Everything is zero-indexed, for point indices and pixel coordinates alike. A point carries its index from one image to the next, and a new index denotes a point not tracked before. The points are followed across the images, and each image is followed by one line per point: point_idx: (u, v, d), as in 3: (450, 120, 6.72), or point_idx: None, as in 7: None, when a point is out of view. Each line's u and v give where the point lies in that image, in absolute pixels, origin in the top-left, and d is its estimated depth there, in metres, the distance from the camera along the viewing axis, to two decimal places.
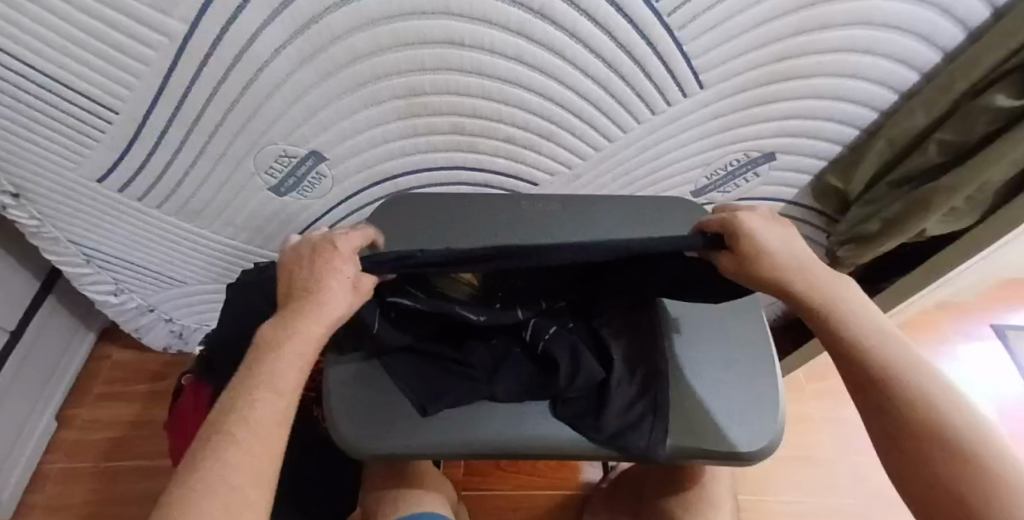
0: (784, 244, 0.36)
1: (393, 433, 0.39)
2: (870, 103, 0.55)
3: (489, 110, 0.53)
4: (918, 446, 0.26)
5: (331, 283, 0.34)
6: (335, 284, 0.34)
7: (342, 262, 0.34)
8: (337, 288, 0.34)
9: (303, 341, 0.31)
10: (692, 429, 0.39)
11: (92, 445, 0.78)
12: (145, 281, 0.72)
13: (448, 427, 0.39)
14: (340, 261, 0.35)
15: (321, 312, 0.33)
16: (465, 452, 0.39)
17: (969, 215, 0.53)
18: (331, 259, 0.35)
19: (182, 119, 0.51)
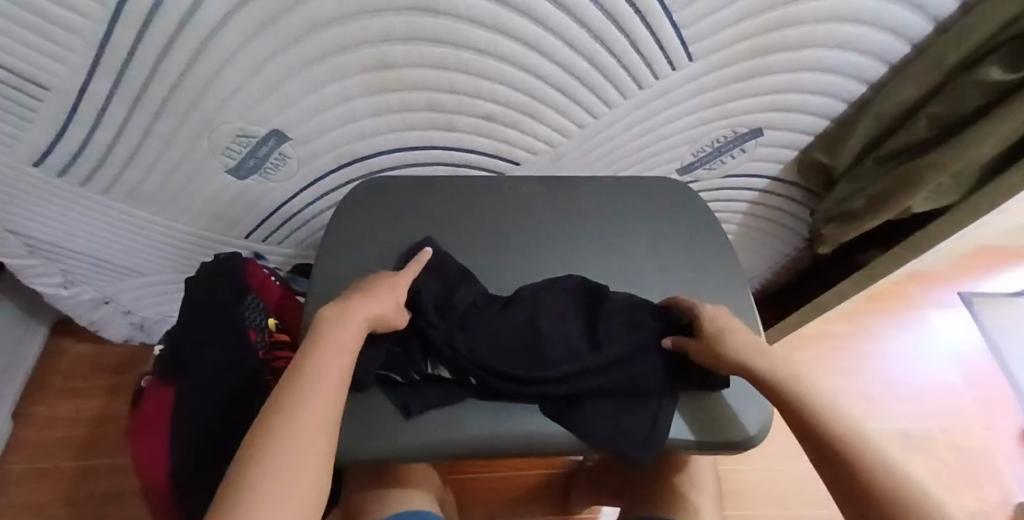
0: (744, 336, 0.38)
1: (377, 435, 0.37)
2: (859, 75, 0.54)
3: (467, 85, 0.50)
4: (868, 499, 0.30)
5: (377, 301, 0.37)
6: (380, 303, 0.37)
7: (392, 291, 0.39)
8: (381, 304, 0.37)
9: (348, 342, 0.33)
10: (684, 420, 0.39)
11: (51, 445, 0.73)
12: (99, 272, 0.67)
13: (436, 427, 0.37)
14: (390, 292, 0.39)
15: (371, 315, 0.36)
16: (449, 455, 0.37)
17: (955, 190, 0.52)
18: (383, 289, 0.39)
19: (124, 94, 0.46)
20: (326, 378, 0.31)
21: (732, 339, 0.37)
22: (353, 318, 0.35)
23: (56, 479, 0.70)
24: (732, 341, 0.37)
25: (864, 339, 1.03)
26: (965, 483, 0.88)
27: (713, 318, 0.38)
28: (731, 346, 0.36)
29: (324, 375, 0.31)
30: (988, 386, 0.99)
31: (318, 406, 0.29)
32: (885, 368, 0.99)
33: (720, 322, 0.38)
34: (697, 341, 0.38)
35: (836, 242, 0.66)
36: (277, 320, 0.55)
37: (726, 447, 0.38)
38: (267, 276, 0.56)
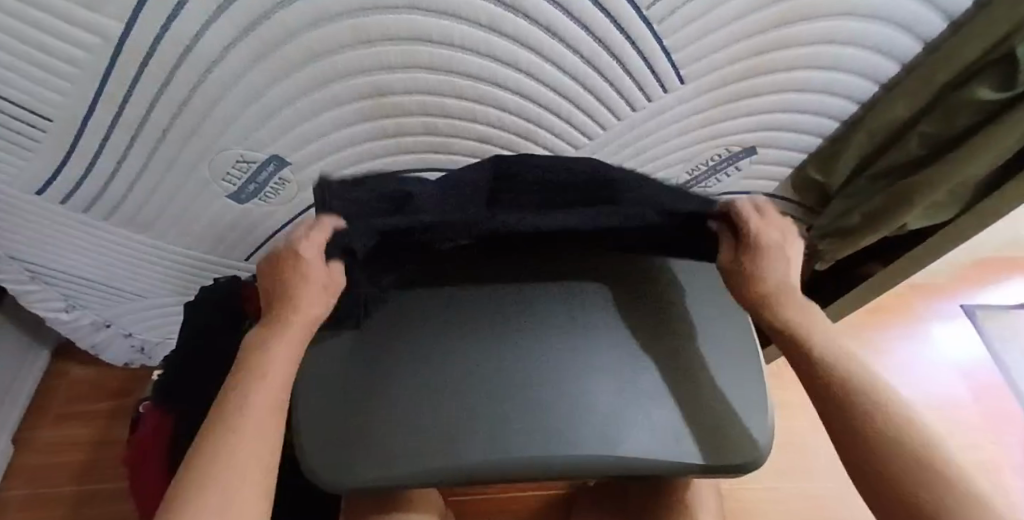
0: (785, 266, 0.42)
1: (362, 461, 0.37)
2: (850, 94, 0.54)
3: (463, 110, 0.51)
4: (878, 459, 0.32)
5: (302, 290, 0.37)
6: (306, 290, 0.37)
7: (308, 267, 0.38)
8: (309, 293, 0.37)
9: (288, 345, 0.35)
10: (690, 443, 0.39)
11: (51, 469, 0.73)
12: (99, 296, 0.67)
13: (427, 442, 0.37)
14: (305, 267, 0.38)
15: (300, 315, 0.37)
16: (444, 479, 0.37)
17: (951, 207, 0.52)
18: (297, 270, 0.38)
19: (125, 123, 0.46)
20: (262, 391, 0.33)
21: (767, 269, 0.42)
22: (294, 318, 0.36)
23: (55, 504, 0.70)
24: (767, 264, 0.42)
25: (866, 352, 1.02)
26: None
27: (763, 232, 0.42)
28: (766, 276, 0.42)
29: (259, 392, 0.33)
30: (995, 400, 0.98)
31: (257, 419, 0.32)
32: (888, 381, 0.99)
33: (766, 240, 0.42)
34: (733, 253, 0.44)
35: (833, 259, 0.65)
36: None
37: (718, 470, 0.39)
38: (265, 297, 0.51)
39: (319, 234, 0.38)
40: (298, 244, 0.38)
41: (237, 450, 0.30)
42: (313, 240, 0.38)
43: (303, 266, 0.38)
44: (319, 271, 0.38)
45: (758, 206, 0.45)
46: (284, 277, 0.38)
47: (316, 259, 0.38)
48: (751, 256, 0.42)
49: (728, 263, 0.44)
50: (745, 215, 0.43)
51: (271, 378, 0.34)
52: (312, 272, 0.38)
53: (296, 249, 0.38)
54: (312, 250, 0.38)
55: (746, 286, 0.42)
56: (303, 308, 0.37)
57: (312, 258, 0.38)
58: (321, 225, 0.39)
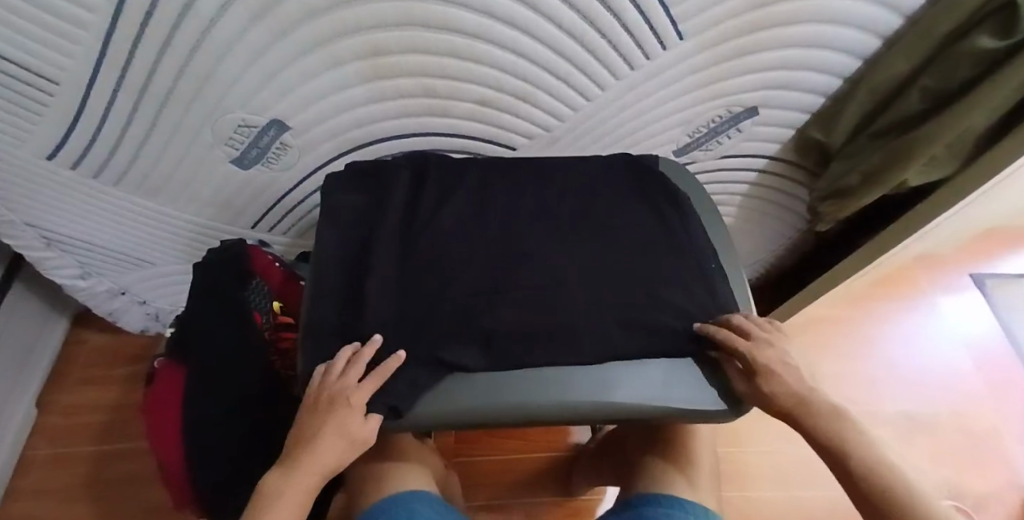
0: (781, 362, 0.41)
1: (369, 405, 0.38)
2: (852, 49, 0.54)
3: (460, 70, 0.51)
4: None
5: (333, 433, 0.37)
6: (337, 435, 0.37)
7: (344, 417, 0.37)
8: (338, 439, 0.37)
9: (302, 490, 0.36)
10: (679, 390, 0.40)
11: (72, 430, 0.76)
12: (112, 263, 0.69)
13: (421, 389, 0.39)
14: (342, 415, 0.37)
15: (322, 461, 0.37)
16: (436, 423, 0.38)
17: (950, 163, 0.51)
18: (336, 414, 0.37)
19: (130, 85, 0.48)
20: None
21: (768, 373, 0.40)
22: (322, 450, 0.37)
23: (78, 462, 0.73)
24: (780, 383, 0.40)
25: (872, 322, 1.02)
26: (971, 462, 0.88)
27: (765, 360, 0.39)
28: (781, 392, 0.40)
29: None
30: (1000, 370, 0.98)
31: None
32: (893, 350, 0.98)
33: (771, 364, 0.40)
34: (750, 383, 0.40)
35: (832, 220, 0.65)
36: (281, 305, 0.56)
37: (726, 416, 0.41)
38: (269, 261, 0.57)
39: (368, 388, 0.37)
40: (347, 390, 0.37)
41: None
42: (360, 393, 0.37)
43: (339, 413, 0.37)
44: (358, 421, 0.37)
45: (748, 323, 0.42)
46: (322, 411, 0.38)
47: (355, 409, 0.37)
48: (764, 381, 0.40)
49: (745, 389, 0.40)
50: (745, 349, 0.39)
51: (291, 499, 0.36)
52: (346, 422, 0.37)
53: (342, 392, 0.37)
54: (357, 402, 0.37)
55: (769, 408, 0.40)
56: (324, 459, 0.37)
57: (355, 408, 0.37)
58: (365, 356, 0.38)
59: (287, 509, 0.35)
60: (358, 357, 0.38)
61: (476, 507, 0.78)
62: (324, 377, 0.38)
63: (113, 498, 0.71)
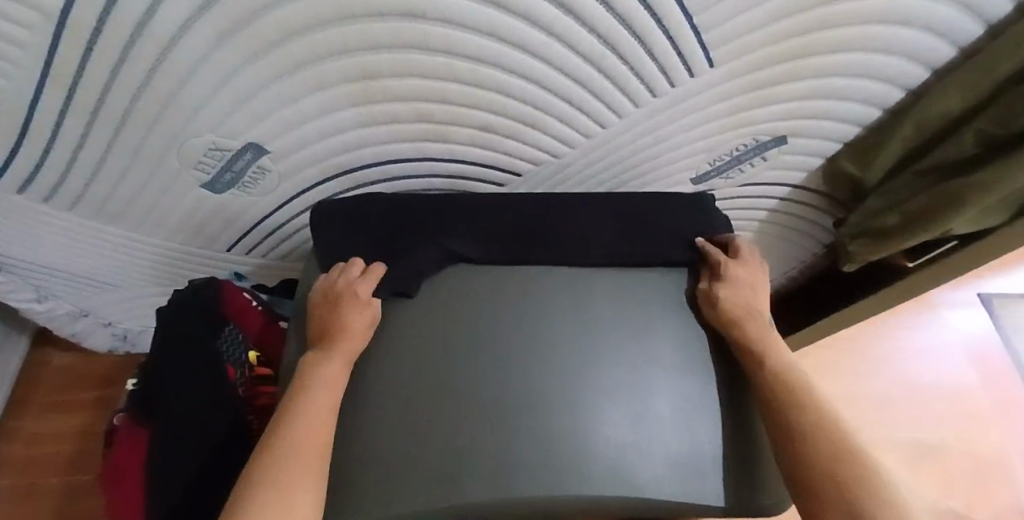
0: (751, 296, 0.45)
1: (378, 489, 0.36)
2: (898, 80, 0.48)
3: (462, 95, 0.45)
4: None
5: (350, 321, 0.39)
6: (353, 322, 0.40)
7: (356, 305, 0.40)
8: (355, 325, 0.40)
9: (338, 368, 0.37)
10: (693, 489, 0.39)
11: (35, 460, 0.70)
12: (72, 287, 0.63)
13: (428, 475, 0.36)
14: (352, 303, 0.40)
15: (348, 343, 0.38)
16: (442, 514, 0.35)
17: (999, 214, 0.47)
18: (346, 303, 0.40)
19: (81, 107, 0.41)
20: (318, 402, 0.34)
21: (733, 292, 0.44)
22: (338, 353, 0.38)
23: (41, 496, 0.68)
24: (734, 294, 0.44)
25: (877, 342, 0.99)
26: (975, 491, 0.86)
27: (732, 270, 0.45)
28: (730, 304, 0.44)
29: (320, 399, 0.34)
30: None
31: (313, 431, 0.32)
32: (897, 372, 0.96)
33: (735, 277, 0.45)
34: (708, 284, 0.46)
35: (862, 261, 0.61)
36: (258, 354, 0.51)
37: (754, 510, 0.40)
38: (246, 301, 0.52)
39: (368, 279, 0.42)
40: (351, 286, 0.41)
41: (293, 457, 0.30)
42: (362, 282, 0.42)
43: (349, 310, 0.40)
44: (369, 309, 0.41)
45: (740, 250, 0.47)
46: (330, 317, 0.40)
47: (359, 296, 0.41)
48: (719, 287, 0.45)
49: (703, 289, 0.46)
50: (717, 256, 0.46)
51: (328, 386, 0.36)
52: (360, 313, 0.40)
53: (347, 288, 0.41)
54: (363, 291, 0.41)
55: (712, 311, 0.44)
56: (349, 339, 0.39)
57: (362, 297, 0.41)
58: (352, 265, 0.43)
59: (327, 384, 0.35)
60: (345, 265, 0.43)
61: None
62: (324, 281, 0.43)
63: None
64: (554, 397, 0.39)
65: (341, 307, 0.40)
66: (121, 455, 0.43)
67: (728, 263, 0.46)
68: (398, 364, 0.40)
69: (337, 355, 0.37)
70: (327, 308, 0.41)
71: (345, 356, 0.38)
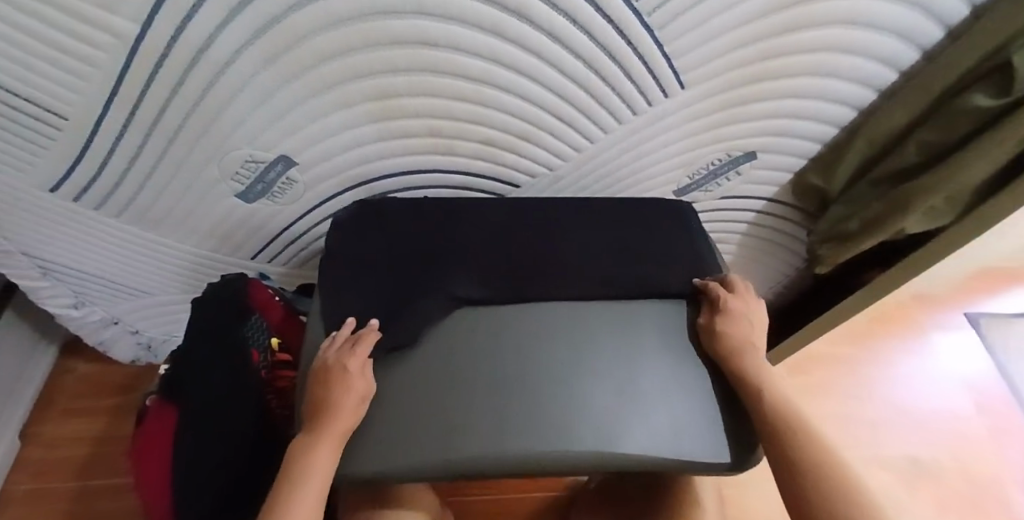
0: (749, 331, 0.44)
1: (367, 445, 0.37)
2: (848, 101, 0.55)
3: (467, 113, 0.52)
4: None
5: (342, 399, 0.37)
6: (345, 400, 0.37)
7: (350, 381, 0.38)
8: (347, 403, 0.37)
9: (326, 458, 0.35)
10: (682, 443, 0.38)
11: (56, 463, 0.73)
12: (107, 293, 0.68)
13: (422, 431, 0.37)
14: (346, 380, 0.38)
15: (338, 425, 0.36)
16: (426, 468, 0.35)
17: (948, 214, 0.53)
18: (340, 380, 0.38)
19: (140, 122, 0.47)
20: (300, 510, 0.34)
21: (733, 325, 0.43)
22: (325, 439, 0.36)
23: (58, 499, 0.71)
24: (734, 327, 0.43)
25: (870, 361, 1.02)
26: (974, 507, 0.86)
27: (730, 303, 0.44)
28: (728, 335, 0.43)
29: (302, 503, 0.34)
30: (992, 410, 0.98)
31: None
32: (889, 392, 0.98)
33: (734, 311, 0.44)
34: (709, 317, 0.45)
35: (831, 264, 0.66)
36: (280, 341, 0.56)
37: (734, 467, 0.39)
38: (270, 297, 0.57)
39: (360, 351, 0.40)
40: (342, 361, 0.39)
41: None
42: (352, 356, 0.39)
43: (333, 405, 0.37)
44: (358, 382, 0.38)
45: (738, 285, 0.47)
46: (318, 402, 0.38)
47: (354, 369, 0.39)
48: (720, 320, 0.44)
49: (703, 322, 0.45)
50: (717, 290, 0.46)
51: (315, 482, 0.35)
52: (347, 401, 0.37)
53: (339, 365, 0.39)
54: (353, 364, 0.39)
55: (710, 342, 0.43)
56: (340, 420, 0.36)
57: (352, 374, 0.39)
58: (343, 332, 0.42)
59: (314, 478, 0.35)
60: (341, 334, 0.42)
61: None
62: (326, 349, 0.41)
63: None
64: (548, 357, 0.42)
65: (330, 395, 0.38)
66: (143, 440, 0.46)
67: (729, 298, 0.45)
68: (407, 333, 0.43)
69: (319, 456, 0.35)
70: (319, 387, 0.39)
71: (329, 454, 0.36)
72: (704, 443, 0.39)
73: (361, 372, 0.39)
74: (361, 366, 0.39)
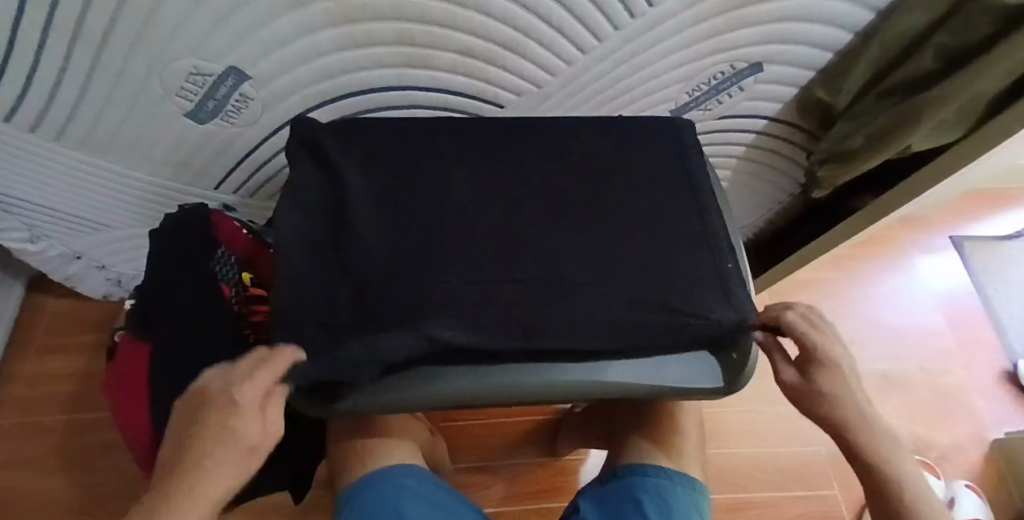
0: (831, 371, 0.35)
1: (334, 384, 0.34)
2: (865, 1, 0.50)
3: (441, 15, 0.45)
4: None
5: (226, 447, 0.26)
6: (230, 448, 0.27)
7: (246, 419, 0.27)
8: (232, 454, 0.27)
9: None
10: (674, 367, 0.37)
11: (41, 398, 0.73)
12: (64, 226, 0.64)
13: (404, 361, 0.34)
14: (239, 418, 0.27)
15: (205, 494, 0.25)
16: (409, 402, 0.34)
17: (959, 127, 0.50)
18: (228, 418, 0.27)
19: (60, 27, 0.41)
20: None
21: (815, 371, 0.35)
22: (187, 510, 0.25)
23: (46, 433, 0.71)
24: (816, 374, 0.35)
25: (852, 283, 1.03)
26: (941, 420, 0.91)
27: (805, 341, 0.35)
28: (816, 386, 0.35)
29: None
30: (968, 332, 1.00)
31: None
32: (871, 312, 1.00)
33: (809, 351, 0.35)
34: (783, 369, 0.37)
35: (830, 186, 0.64)
36: (251, 273, 0.52)
37: (719, 391, 0.37)
38: (237, 227, 0.53)
39: (266, 373, 0.28)
40: (233, 385, 0.28)
41: None
42: (252, 383, 0.28)
43: (205, 447, 0.26)
44: (257, 422, 0.28)
45: (803, 323, 0.36)
46: (188, 442, 0.27)
47: (253, 405, 0.28)
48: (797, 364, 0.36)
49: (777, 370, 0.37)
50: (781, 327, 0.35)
51: None
52: (235, 436, 0.27)
53: (226, 390, 0.28)
54: (255, 392, 0.28)
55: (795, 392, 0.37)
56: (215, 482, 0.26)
57: (250, 405, 0.28)
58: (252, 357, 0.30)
59: None
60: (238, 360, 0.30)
61: (463, 469, 0.77)
62: (218, 372, 0.30)
63: (90, 465, 0.69)
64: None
65: (204, 434, 0.26)
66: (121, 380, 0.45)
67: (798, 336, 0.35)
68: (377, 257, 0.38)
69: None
70: (194, 418, 0.28)
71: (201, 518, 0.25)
72: (687, 368, 0.37)
73: (265, 409, 0.28)
74: (265, 399, 0.28)
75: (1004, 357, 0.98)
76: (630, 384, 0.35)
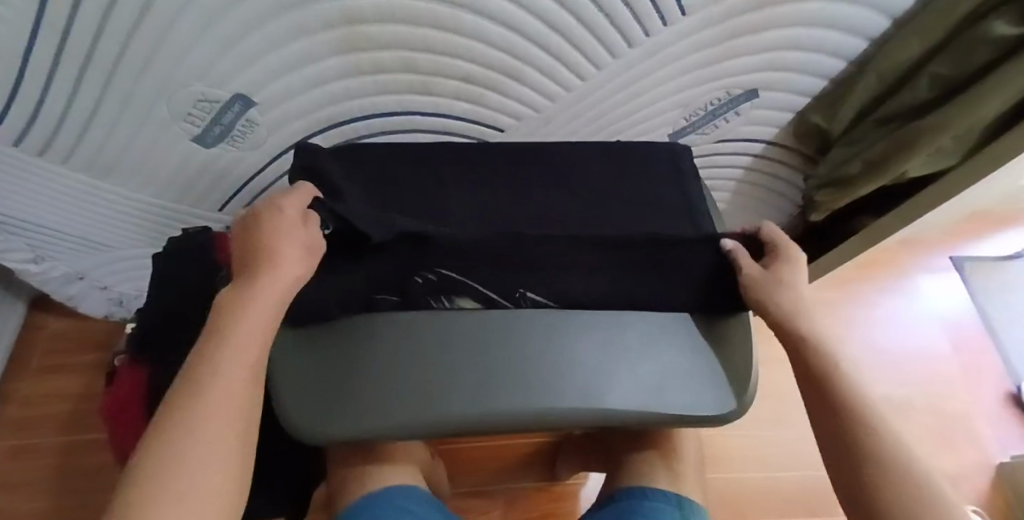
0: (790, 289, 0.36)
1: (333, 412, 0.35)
2: (858, 31, 0.51)
3: (444, 44, 0.46)
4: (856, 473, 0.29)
5: (281, 238, 0.29)
6: (287, 240, 0.29)
7: (292, 224, 0.31)
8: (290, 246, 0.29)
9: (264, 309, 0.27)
10: (670, 396, 0.37)
11: (38, 419, 0.72)
12: (68, 247, 0.65)
13: (406, 389, 0.35)
14: (288, 222, 0.31)
15: (277, 275, 0.28)
16: (408, 429, 0.34)
17: (954, 154, 0.51)
18: (277, 220, 0.30)
19: (72, 56, 0.41)
20: (227, 378, 0.24)
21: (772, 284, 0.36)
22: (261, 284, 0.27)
23: (42, 455, 0.70)
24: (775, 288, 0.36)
25: (852, 305, 1.02)
26: (946, 445, 0.90)
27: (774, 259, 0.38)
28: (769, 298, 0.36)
29: (227, 374, 0.24)
30: (970, 354, 0.99)
31: (221, 411, 0.23)
32: (872, 333, 1.00)
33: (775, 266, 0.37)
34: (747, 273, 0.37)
35: (826, 210, 0.65)
36: None
37: (712, 420, 0.38)
38: None
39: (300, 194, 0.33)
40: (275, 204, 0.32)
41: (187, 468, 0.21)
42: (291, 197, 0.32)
43: (255, 291, 0.27)
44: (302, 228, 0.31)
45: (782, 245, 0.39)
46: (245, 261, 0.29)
47: (294, 216, 0.31)
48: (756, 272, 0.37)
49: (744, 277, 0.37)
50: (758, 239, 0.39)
51: (245, 340, 0.25)
52: (291, 255, 0.29)
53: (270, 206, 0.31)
54: (293, 206, 0.32)
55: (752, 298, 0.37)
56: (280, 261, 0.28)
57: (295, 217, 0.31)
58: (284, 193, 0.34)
59: (250, 328, 0.26)
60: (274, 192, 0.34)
61: (462, 494, 0.76)
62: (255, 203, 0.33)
63: (85, 488, 0.68)
64: (534, 313, 0.40)
65: (259, 236, 0.29)
66: (119, 404, 0.46)
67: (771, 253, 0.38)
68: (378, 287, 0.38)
69: (226, 368, 0.24)
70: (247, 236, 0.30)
71: (234, 407, 0.24)
72: (690, 396, 0.38)
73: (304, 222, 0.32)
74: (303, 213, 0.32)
75: (1009, 380, 0.97)
76: (624, 413, 0.36)
